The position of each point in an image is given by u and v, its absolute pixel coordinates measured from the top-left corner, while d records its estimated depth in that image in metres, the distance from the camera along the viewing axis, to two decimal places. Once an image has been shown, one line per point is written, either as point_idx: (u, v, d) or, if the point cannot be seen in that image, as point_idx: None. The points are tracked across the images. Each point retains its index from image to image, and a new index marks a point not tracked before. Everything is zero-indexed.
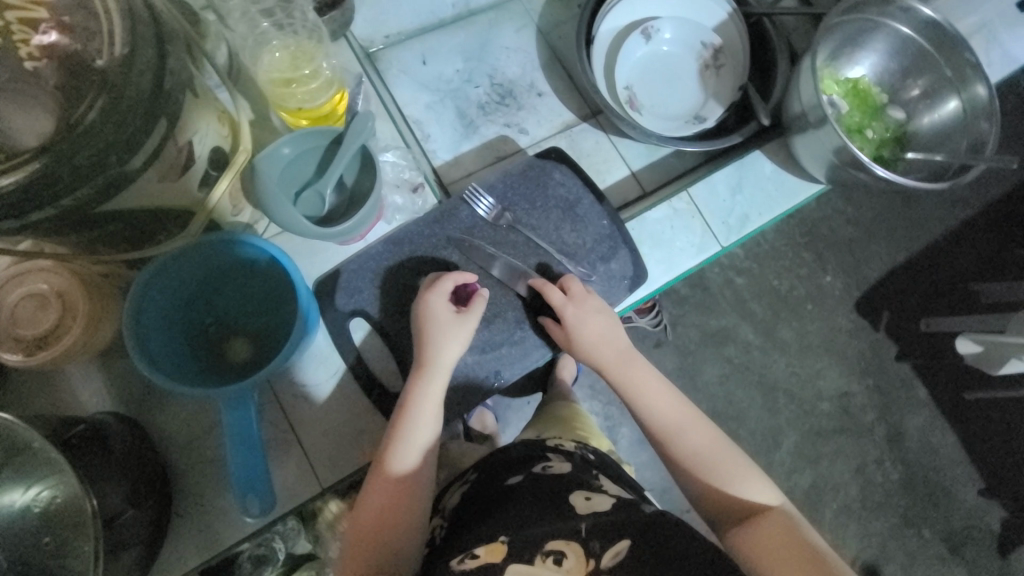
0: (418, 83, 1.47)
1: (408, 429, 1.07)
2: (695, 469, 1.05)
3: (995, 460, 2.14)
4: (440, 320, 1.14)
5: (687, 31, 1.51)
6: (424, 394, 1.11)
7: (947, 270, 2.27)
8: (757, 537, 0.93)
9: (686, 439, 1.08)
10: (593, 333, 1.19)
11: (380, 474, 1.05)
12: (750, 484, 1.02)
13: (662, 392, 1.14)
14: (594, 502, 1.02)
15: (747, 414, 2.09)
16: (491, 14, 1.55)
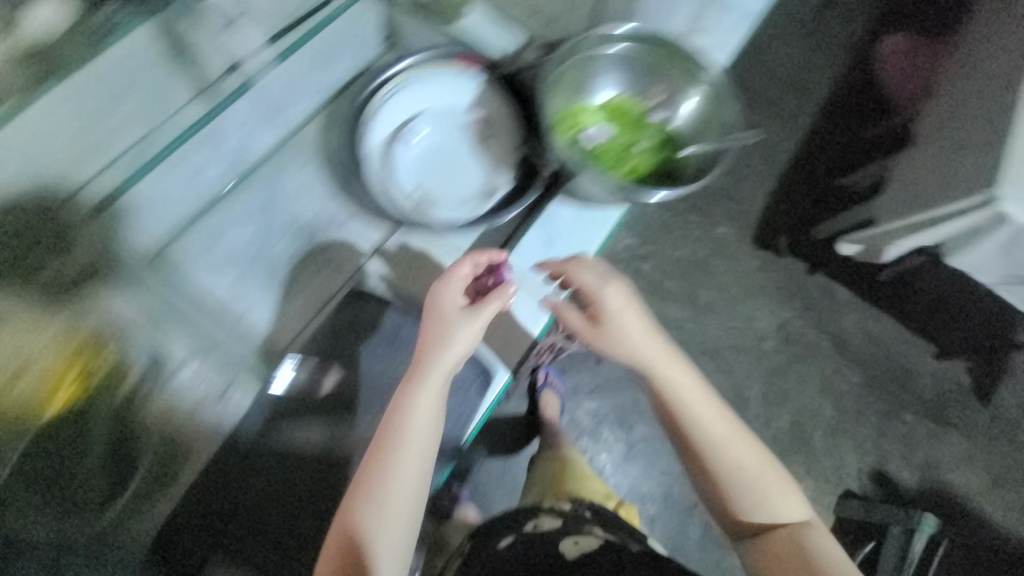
0: (217, 264, 1.24)
1: (377, 482, 0.91)
2: (727, 477, 1.01)
3: (931, 321, 2.20)
4: (446, 329, 1.01)
5: (446, 116, 1.32)
6: (402, 453, 0.93)
7: (817, 176, 2.35)
8: (772, 544, 0.97)
9: (720, 450, 1.01)
10: (617, 318, 1.07)
11: (345, 532, 0.89)
12: (779, 500, 1.01)
13: (695, 396, 1.03)
14: (582, 546, 1.12)
15: (708, 380, 2.13)
16: (272, 154, 1.29)
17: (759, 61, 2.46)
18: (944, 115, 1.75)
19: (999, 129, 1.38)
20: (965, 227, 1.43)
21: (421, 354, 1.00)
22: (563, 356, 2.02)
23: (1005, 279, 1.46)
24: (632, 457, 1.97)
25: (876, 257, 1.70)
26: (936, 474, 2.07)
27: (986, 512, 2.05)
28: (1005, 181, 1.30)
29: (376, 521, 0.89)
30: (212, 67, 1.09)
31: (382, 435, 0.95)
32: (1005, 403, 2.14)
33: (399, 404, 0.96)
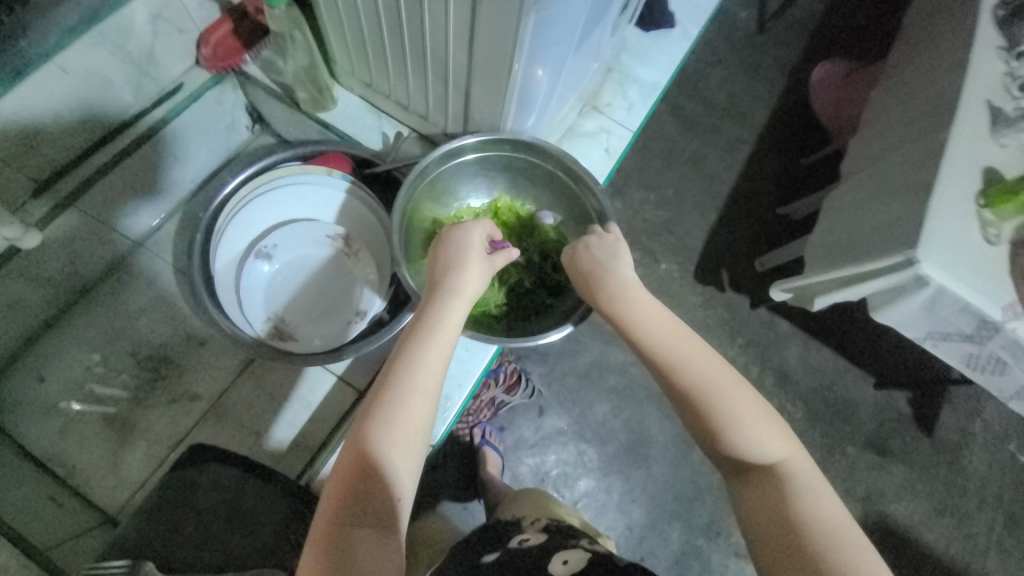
0: (68, 386, 0.86)
1: (404, 387, 0.55)
2: (699, 400, 0.60)
3: (894, 361, 1.44)
4: (462, 254, 0.66)
5: (304, 233, 0.92)
6: (443, 336, 0.59)
7: (739, 203, 1.54)
8: (753, 490, 0.57)
9: (690, 367, 0.62)
10: (625, 277, 0.70)
11: (361, 430, 0.53)
12: (758, 430, 0.58)
13: (682, 337, 0.64)
14: (573, 567, 0.66)
15: (641, 451, 1.29)
16: (166, 204, 0.96)
17: (702, 83, 1.64)
18: (867, 148, 1.25)
19: (927, 183, 0.97)
20: (889, 286, 1.00)
21: (434, 275, 0.65)
22: (501, 414, 1.29)
23: (933, 335, 1.03)
24: (607, 511, 1.24)
25: (810, 305, 1.21)
26: (880, 508, 1.35)
27: (934, 544, 1.34)
28: (924, 245, 0.91)
29: (400, 430, 0.53)
30: (143, 329, 0.91)
31: (402, 349, 0.58)
32: (946, 429, 1.41)
33: (432, 306, 0.62)
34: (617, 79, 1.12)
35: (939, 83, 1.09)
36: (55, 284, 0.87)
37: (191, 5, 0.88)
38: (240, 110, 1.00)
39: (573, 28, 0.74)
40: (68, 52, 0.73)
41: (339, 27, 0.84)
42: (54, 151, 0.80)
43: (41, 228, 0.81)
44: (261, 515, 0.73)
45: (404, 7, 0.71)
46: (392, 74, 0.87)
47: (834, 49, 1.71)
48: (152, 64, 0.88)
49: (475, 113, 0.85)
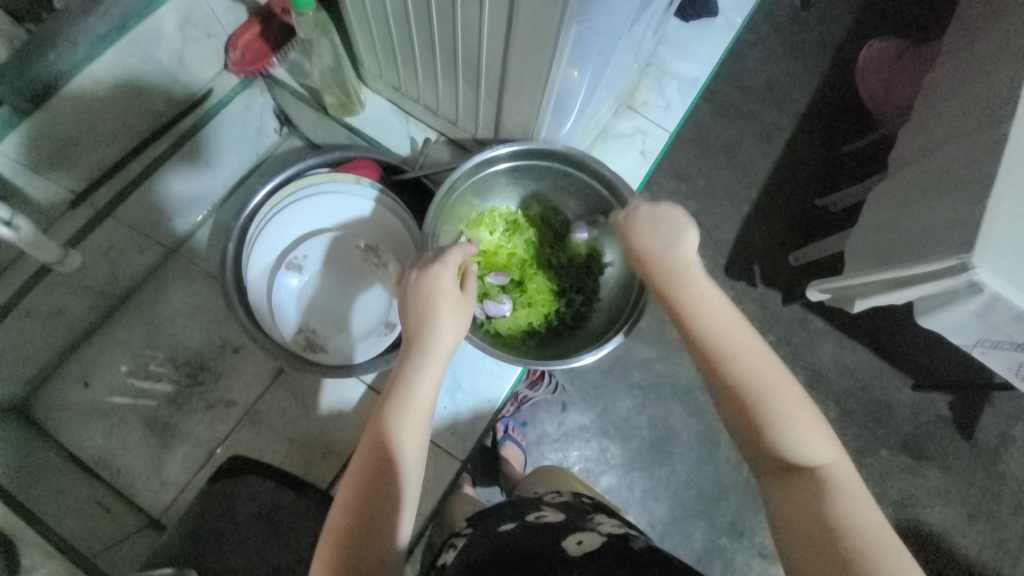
0: (110, 385, 0.90)
1: (396, 429, 0.54)
2: (745, 390, 0.52)
3: (938, 364, 1.36)
4: (436, 280, 0.60)
5: (330, 244, 0.92)
6: (430, 369, 0.57)
7: (778, 191, 1.46)
8: (790, 492, 0.49)
9: (741, 355, 0.53)
10: (681, 255, 0.61)
11: (358, 469, 0.53)
12: (803, 429, 0.51)
13: (735, 324, 0.56)
14: (589, 546, 0.58)
15: (667, 451, 1.26)
16: (199, 205, 0.98)
17: (737, 65, 1.54)
18: (914, 140, 1.13)
19: (981, 181, 0.88)
20: (937, 291, 0.92)
21: (410, 303, 0.60)
22: (524, 408, 1.27)
23: (981, 342, 0.97)
24: (629, 510, 1.23)
25: (849, 306, 1.13)
26: (912, 512, 1.28)
27: (966, 549, 1.27)
28: (980, 248, 0.82)
29: (396, 468, 0.53)
30: (180, 335, 0.93)
31: (391, 384, 0.57)
32: (985, 433, 1.33)
33: (417, 337, 0.58)
34: (655, 75, 1.06)
35: (1000, 68, 0.99)
36: (95, 292, 0.89)
37: (218, 7, 0.87)
38: (268, 113, 1.01)
39: (617, 30, 0.70)
40: (103, 64, 0.74)
41: (366, 29, 0.81)
42: (89, 164, 0.82)
43: (80, 242, 0.83)
44: (294, 524, 0.76)
45: (437, 15, 0.68)
46: (421, 80, 0.85)
47: (881, 27, 1.58)
48: (184, 72, 0.88)
49: (507, 122, 0.82)
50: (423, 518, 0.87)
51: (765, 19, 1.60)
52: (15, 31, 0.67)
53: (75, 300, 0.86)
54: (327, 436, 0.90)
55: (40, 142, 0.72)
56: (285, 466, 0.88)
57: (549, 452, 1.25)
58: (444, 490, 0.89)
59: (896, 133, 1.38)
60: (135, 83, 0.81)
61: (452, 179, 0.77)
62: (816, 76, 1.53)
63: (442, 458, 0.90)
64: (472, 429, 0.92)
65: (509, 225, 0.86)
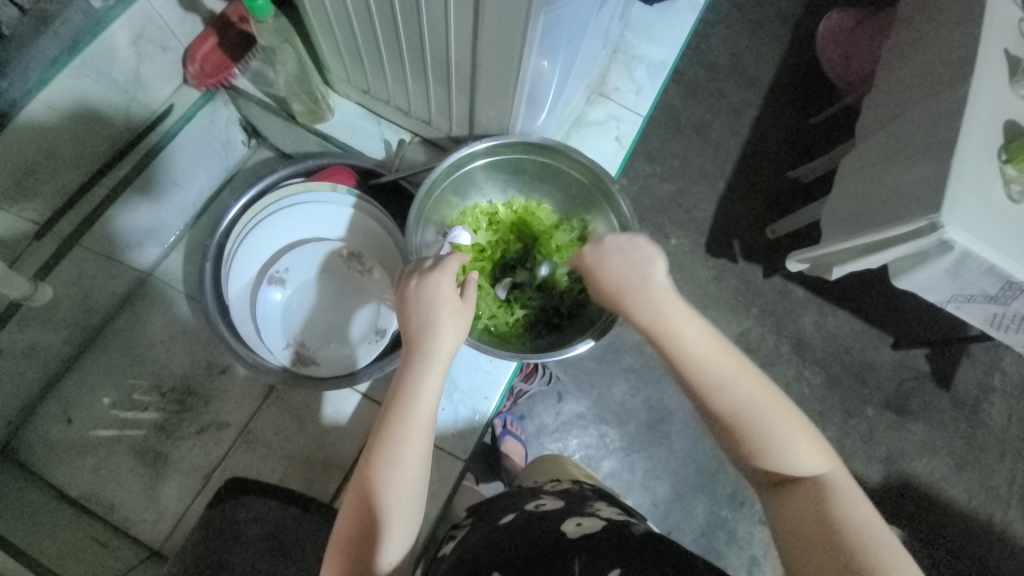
0: (93, 418, 0.87)
1: (402, 435, 0.53)
2: (737, 419, 0.54)
3: (915, 321, 1.41)
4: (436, 287, 0.59)
5: (314, 255, 0.90)
6: (433, 374, 0.56)
7: (752, 168, 1.48)
8: (789, 507, 0.51)
9: (730, 385, 0.54)
10: (657, 287, 0.60)
11: (362, 478, 0.53)
12: (797, 445, 0.53)
13: (719, 352, 0.56)
14: (587, 531, 0.60)
15: (664, 430, 1.28)
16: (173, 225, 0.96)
17: (700, 44, 1.55)
18: (879, 106, 1.15)
19: (944, 142, 0.90)
20: (910, 253, 0.95)
21: (410, 311, 0.60)
22: (520, 402, 1.28)
23: (956, 297, 1.00)
24: (633, 493, 1.24)
25: (827, 274, 1.16)
26: (902, 467, 1.33)
27: (956, 498, 1.32)
28: (947, 208, 0.84)
29: (401, 474, 0.52)
30: (162, 361, 0.91)
31: (394, 392, 0.57)
32: (965, 385, 1.38)
33: (418, 343, 0.58)
34: (623, 60, 1.07)
35: (953, 30, 1.02)
36: (68, 325, 0.86)
37: (172, 21, 0.85)
38: (234, 126, 0.97)
39: (583, 19, 0.70)
40: (55, 89, 0.72)
41: (329, 34, 0.80)
42: (51, 192, 0.78)
43: (49, 273, 0.81)
44: (300, 545, 0.74)
45: (400, 15, 0.67)
46: (390, 81, 0.84)
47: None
48: (142, 90, 0.85)
49: (481, 118, 0.82)
50: (431, 520, 0.87)
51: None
52: None
53: (45, 334, 0.83)
54: (326, 448, 0.89)
55: None
56: (286, 484, 0.87)
57: (550, 445, 1.26)
58: (450, 490, 0.89)
59: (860, 102, 1.41)
60: (90, 105, 0.78)
61: (433, 179, 0.76)
62: (779, 51, 1.55)
63: (444, 459, 0.90)
64: (473, 428, 0.91)
65: (493, 220, 0.85)
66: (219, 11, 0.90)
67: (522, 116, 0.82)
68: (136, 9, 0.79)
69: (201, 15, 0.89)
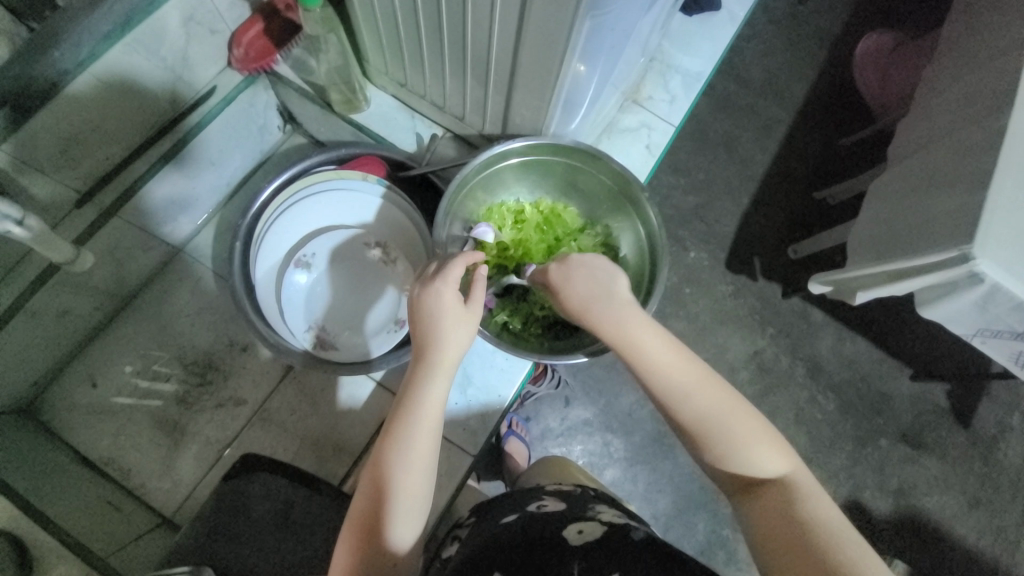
0: (114, 386, 0.90)
1: (408, 443, 0.54)
2: (698, 424, 0.54)
3: (936, 352, 1.37)
4: (438, 297, 0.58)
5: (340, 242, 0.92)
6: (438, 383, 0.56)
7: (777, 186, 1.46)
8: (756, 510, 0.50)
9: (686, 393, 0.55)
10: (618, 296, 0.60)
11: (370, 485, 0.54)
12: (756, 446, 0.53)
13: (677, 360, 0.57)
14: (588, 537, 0.59)
15: (671, 443, 1.27)
16: (206, 203, 0.99)
17: (735, 58, 1.54)
18: (915, 131, 1.13)
19: (982, 172, 0.88)
20: (938, 283, 0.93)
21: (414, 320, 0.60)
22: (527, 404, 1.28)
23: (982, 332, 0.97)
24: (635, 505, 1.24)
25: (850, 298, 1.14)
26: (912, 501, 1.30)
27: (965, 537, 1.29)
28: (980, 240, 0.83)
29: (408, 481, 0.53)
30: (186, 334, 0.94)
31: (400, 398, 0.57)
32: (983, 422, 1.35)
33: (422, 352, 0.58)
34: (659, 69, 1.06)
35: (998, 57, 1.00)
36: (101, 294, 0.89)
37: (222, 5, 0.86)
38: (272, 110, 1.00)
39: (626, 25, 0.71)
40: (107, 62, 0.74)
41: (373, 26, 0.81)
42: (94, 162, 0.81)
43: (88, 241, 0.83)
44: (309, 524, 0.75)
45: (446, 11, 0.68)
46: (428, 76, 0.85)
47: (879, 19, 1.58)
48: (188, 70, 0.87)
49: (516, 117, 0.82)
50: (437, 513, 0.88)
51: (765, 12, 1.59)
52: (17, 30, 0.69)
53: (77, 300, 0.86)
54: (339, 433, 0.91)
55: (44, 141, 0.71)
56: (297, 464, 0.89)
57: (554, 448, 1.26)
58: (457, 484, 0.90)
59: (894, 125, 1.39)
60: (137, 80, 0.80)
61: (464, 172, 0.77)
62: (813, 69, 1.54)
63: (454, 453, 0.91)
64: (483, 425, 0.92)
65: (518, 219, 0.84)
66: None
67: (557, 118, 0.82)
68: None
69: (249, 1, 0.90)
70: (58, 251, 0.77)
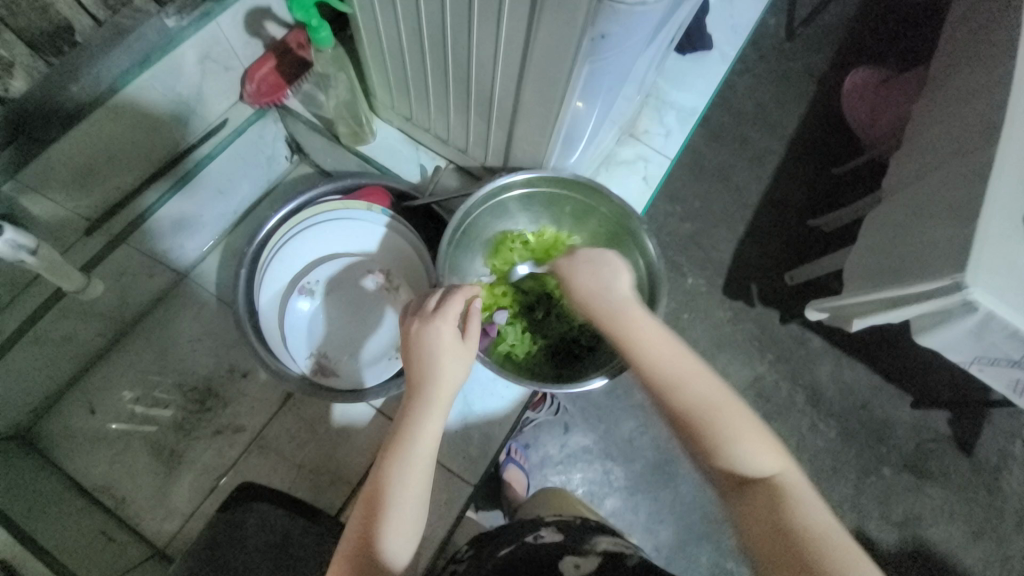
0: (113, 411, 0.90)
1: (402, 477, 0.54)
2: (687, 413, 0.54)
3: (935, 379, 1.38)
4: (437, 334, 0.60)
5: (343, 269, 0.93)
6: (433, 420, 0.57)
7: (772, 214, 1.49)
8: (742, 509, 0.50)
9: (685, 385, 0.55)
10: (619, 292, 0.63)
11: (362, 522, 0.53)
12: (747, 443, 0.52)
13: (676, 354, 0.58)
14: (587, 572, 0.60)
15: (672, 471, 1.26)
16: (212, 230, 1.01)
17: (728, 92, 1.60)
18: (905, 163, 1.17)
19: (971, 204, 0.91)
20: (934, 311, 0.94)
21: (411, 355, 0.61)
22: (526, 430, 1.27)
23: (978, 359, 0.98)
24: (636, 536, 1.21)
25: (847, 326, 1.15)
26: (918, 532, 1.28)
27: (973, 570, 1.26)
28: (972, 270, 0.84)
29: (399, 519, 0.53)
30: (188, 360, 0.94)
31: (395, 432, 0.58)
32: (985, 451, 1.34)
33: (419, 387, 0.59)
34: (655, 105, 1.11)
35: (981, 95, 1.04)
36: (105, 320, 0.90)
37: (238, 44, 0.89)
38: (281, 141, 1.03)
39: (624, 67, 0.74)
40: (124, 98, 0.77)
41: (381, 65, 0.85)
42: (106, 191, 0.83)
43: (95, 267, 0.84)
44: (305, 556, 0.73)
45: (452, 53, 0.71)
46: (433, 111, 0.88)
47: (865, 56, 1.65)
48: (201, 104, 0.90)
49: (517, 151, 0.85)
50: (435, 545, 0.86)
51: (756, 49, 1.66)
52: (35, 64, 0.68)
53: (81, 326, 0.86)
54: (337, 461, 0.90)
55: (58, 172, 0.73)
56: (294, 493, 0.88)
57: (553, 476, 1.24)
58: (456, 515, 0.89)
59: (883, 157, 1.43)
60: (152, 114, 0.83)
61: (467, 203, 0.79)
62: (804, 103, 1.59)
63: (453, 482, 0.90)
64: (483, 453, 0.92)
65: (521, 251, 0.87)
66: (280, 38, 0.94)
67: (558, 152, 0.85)
68: (207, 32, 0.83)
69: (263, 40, 0.93)
70: (64, 280, 0.77)
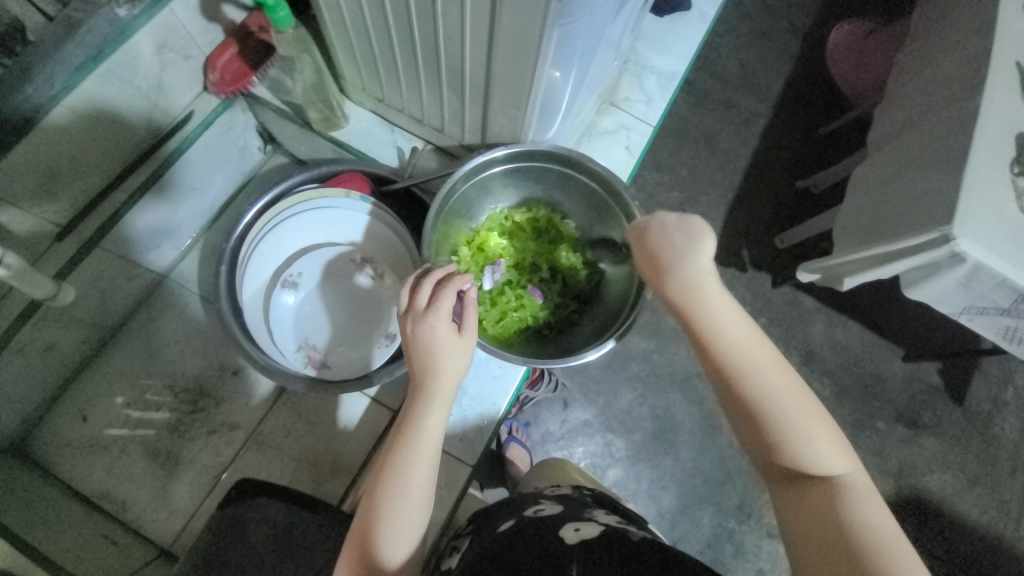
0: (105, 418, 0.88)
1: (405, 473, 0.54)
2: (762, 407, 0.52)
3: (926, 332, 1.39)
4: (433, 332, 0.58)
5: (328, 259, 0.92)
6: (436, 415, 0.57)
7: (760, 177, 1.48)
8: (802, 506, 0.50)
9: (762, 379, 0.53)
10: (700, 268, 0.58)
11: (365, 518, 0.54)
12: (818, 442, 0.51)
13: (757, 342, 0.55)
14: (585, 534, 0.60)
15: (672, 439, 1.27)
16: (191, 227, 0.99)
17: (711, 54, 1.56)
18: (890, 117, 1.16)
19: (957, 154, 0.90)
20: (922, 264, 0.94)
21: (411, 354, 0.60)
22: (526, 409, 1.28)
23: (968, 309, 0.99)
24: (639, 503, 1.24)
25: (838, 284, 1.15)
26: (914, 482, 1.31)
27: (968, 514, 1.30)
28: (960, 220, 0.84)
29: (403, 513, 0.53)
30: (176, 361, 0.93)
31: (398, 427, 0.58)
32: (977, 399, 1.37)
33: (422, 384, 0.58)
34: (634, 70, 1.08)
35: (966, 41, 1.02)
36: (88, 326, 0.88)
37: (195, 30, 0.86)
38: (251, 131, 0.99)
39: (597, 30, 0.72)
40: (81, 95, 0.73)
41: (347, 43, 0.82)
42: (75, 193, 0.80)
43: (70, 273, 0.82)
44: (310, 546, 0.74)
45: (418, 27, 0.69)
46: (405, 90, 0.86)
47: (849, 9, 1.61)
48: (164, 97, 0.87)
49: (494, 126, 0.83)
50: (437, 525, 0.87)
51: (739, 7, 1.62)
52: None
53: (64, 333, 0.85)
54: (336, 451, 0.90)
55: (22, 176, 0.70)
56: (295, 485, 0.88)
57: (554, 452, 1.25)
58: (457, 495, 0.89)
59: (870, 112, 1.41)
60: (114, 110, 0.80)
61: (447, 182, 0.77)
62: (788, 61, 1.56)
63: (452, 464, 0.90)
64: (480, 433, 0.92)
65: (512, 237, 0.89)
66: (239, 21, 0.91)
67: (535, 124, 0.83)
68: (161, 19, 0.80)
69: (222, 24, 0.89)
70: (40, 289, 0.76)
